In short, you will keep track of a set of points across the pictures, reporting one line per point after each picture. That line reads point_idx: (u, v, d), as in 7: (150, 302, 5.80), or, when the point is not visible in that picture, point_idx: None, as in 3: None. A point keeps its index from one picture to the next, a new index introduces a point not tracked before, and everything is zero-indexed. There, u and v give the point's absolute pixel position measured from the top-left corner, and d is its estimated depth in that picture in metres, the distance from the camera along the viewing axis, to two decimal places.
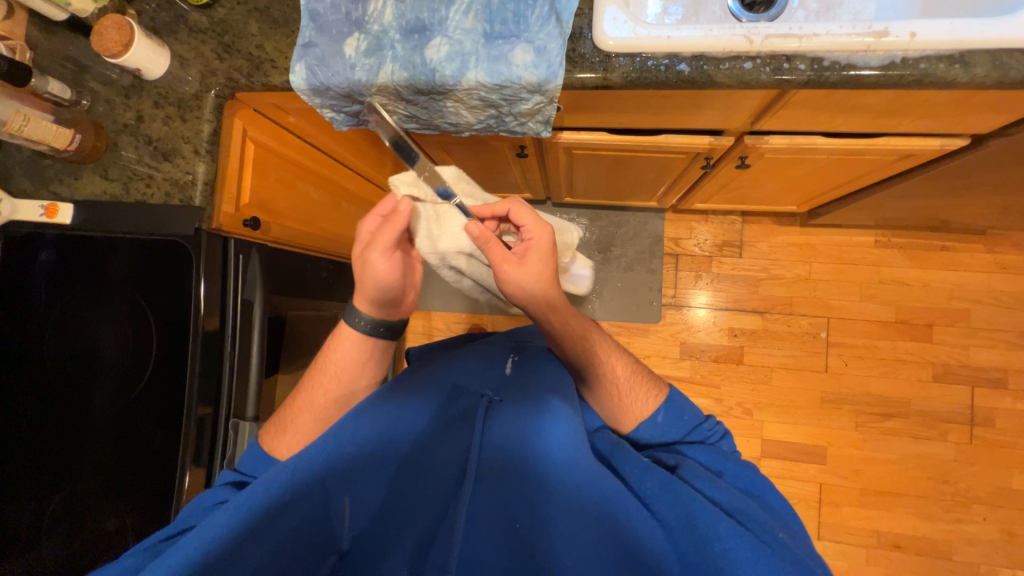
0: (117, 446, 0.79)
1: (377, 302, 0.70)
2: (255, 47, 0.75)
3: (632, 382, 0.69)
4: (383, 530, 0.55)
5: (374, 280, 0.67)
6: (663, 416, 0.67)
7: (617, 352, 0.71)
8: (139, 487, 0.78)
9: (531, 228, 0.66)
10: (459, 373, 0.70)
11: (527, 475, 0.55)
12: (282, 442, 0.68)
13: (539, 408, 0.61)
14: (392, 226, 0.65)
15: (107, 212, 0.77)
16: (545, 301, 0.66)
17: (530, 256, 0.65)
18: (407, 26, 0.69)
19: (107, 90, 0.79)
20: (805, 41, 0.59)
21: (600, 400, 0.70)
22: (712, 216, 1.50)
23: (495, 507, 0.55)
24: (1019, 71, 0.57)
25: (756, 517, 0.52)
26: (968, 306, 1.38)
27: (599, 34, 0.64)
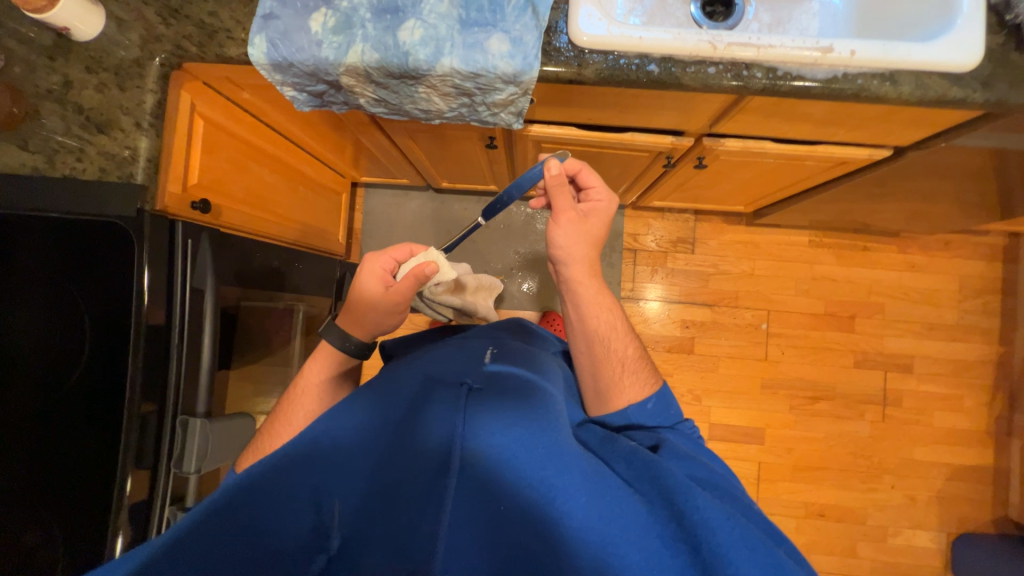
0: (42, 449, 0.71)
1: (369, 330, 0.69)
2: (207, 14, 0.69)
3: (632, 367, 0.71)
4: (367, 521, 0.54)
5: (378, 320, 0.67)
6: (652, 403, 0.68)
7: (630, 337, 0.73)
8: (66, 494, 0.70)
9: (602, 191, 0.72)
10: (440, 362, 0.69)
11: (511, 454, 0.54)
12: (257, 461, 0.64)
13: (520, 396, 0.61)
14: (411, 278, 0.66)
15: (28, 188, 0.68)
16: (581, 262, 0.70)
17: (593, 218, 0.71)
18: (378, 5, 0.67)
19: (24, 48, 0.69)
20: (762, 51, 0.63)
21: (596, 377, 0.70)
22: (668, 213, 1.58)
23: (484, 492, 0.53)
24: (936, 91, 0.64)
25: (726, 490, 0.56)
26: (884, 301, 1.55)
27: (574, 29, 0.65)
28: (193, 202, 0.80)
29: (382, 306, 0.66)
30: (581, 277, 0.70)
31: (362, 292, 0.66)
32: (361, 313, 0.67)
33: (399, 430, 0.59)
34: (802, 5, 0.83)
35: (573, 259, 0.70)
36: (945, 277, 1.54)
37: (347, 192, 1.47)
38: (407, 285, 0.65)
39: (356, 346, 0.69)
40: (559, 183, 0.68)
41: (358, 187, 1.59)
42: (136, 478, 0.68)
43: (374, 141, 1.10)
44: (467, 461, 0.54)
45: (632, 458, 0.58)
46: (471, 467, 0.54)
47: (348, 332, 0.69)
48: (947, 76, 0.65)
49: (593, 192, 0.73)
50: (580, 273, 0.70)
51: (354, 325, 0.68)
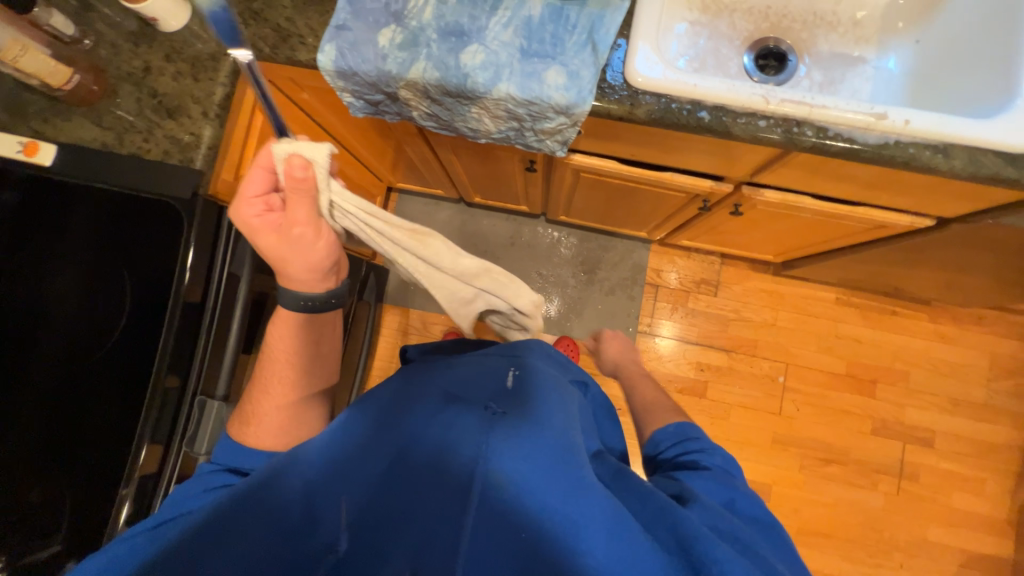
0: (61, 414, 0.72)
1: (319, 271, 0.67)
2: (285, 20, 0.73)
3: (658, 409, 0.82)
4: (385, 531, 0.56)
5: (307, 257, 0.64)
6: (672, 424, 0.76)
7: (649, 381, 0.87)
8: (79, 460, 0.71)
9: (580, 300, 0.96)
10: (463, 379, 0.69)
11: (532, 486, 0.55)
12: (251, 433, 0.68)
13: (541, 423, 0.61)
14: (302, 195, 0.60)
15: (95, 160, 0.73)
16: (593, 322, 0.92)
17: None
18: (445, 28, 0.70)
19: (113, 34, 0.75)
20: (815, 110, 0.64)
21: (632, 418, 0.83)
22: (694, 253, 1.57)
23: (501, 519, 0.54)
24: (989, 169, 0.64)
25: (748, 545, 0.53)
26: (909, 369, 1.50)
27: (630, 69, 0.67)
28: None
29: (293, 243, 0.63)
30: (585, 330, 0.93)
31: (260, 244, 0.64)
32: (286, 266, 0.66)
33: (422, 443, 0.60)
34: (856, 68, 0.84)
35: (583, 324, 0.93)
36: (976, 353, 1.49)
37: (381, 195, 1.51)
38: (297, 208, 0.61)
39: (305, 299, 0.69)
40: None
41: (393, 192, 1.62)
42: (149, 452, 0.69)
43: (417, 151, 1.13)
44: (489, 486, 0.55)
45: (653, 500, 0.56)
46: (493, 493, 0.55)
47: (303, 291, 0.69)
48: (1001, 156, 0.64)
49: None
50: None
51: (294, 279, 0.67)
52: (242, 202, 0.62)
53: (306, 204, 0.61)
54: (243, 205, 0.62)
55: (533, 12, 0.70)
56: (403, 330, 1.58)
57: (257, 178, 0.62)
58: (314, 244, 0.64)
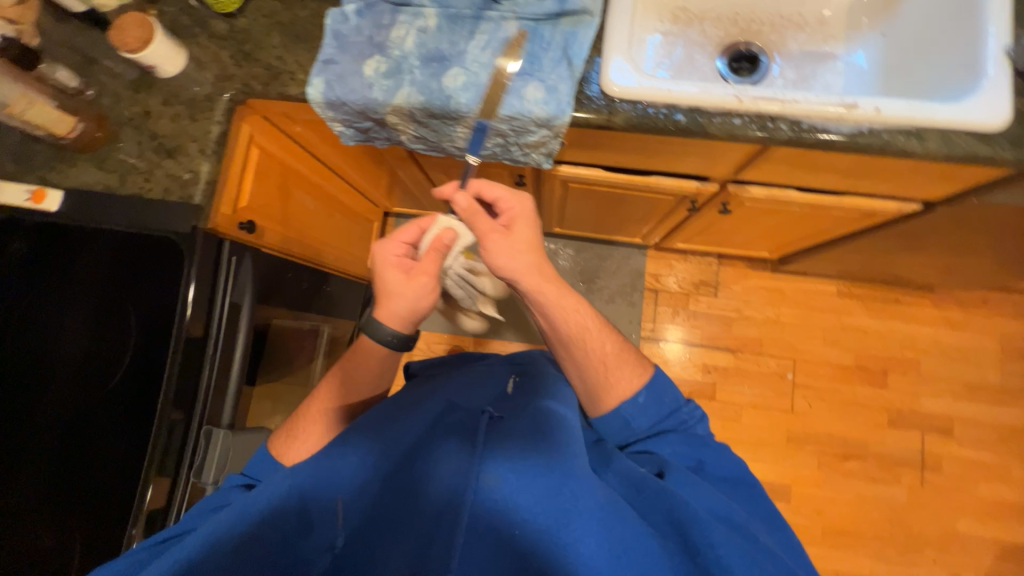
0: (66, 456, 0.71)
1: (412, 320, 0.68)
2: (275, 59, 0.77)
3: (619, 360, 0.71)
4: (383, 535, 0.55)
5: (414, 304, 0.67)
6: (643, 395, 0.69)
7: (607, 330, 0.72)
8: (84, 499, 0.71)
9: (509, 198, 0.71)
10: (461, 390, 0.71)
11: (526, 480, 0.55)
12: (293, 448, 0.69)
13: (537, 421, 0.62)
14: (436, 253, 0.67)
15: (99, 203, 0.76)
16: (529, 273, 0.68)
17: (516, 227, 0.70)
18: (426, 55, 0.74)
19: (114, 83, 0.79)
20: (787, 105, 0.66)
21: (583, 378, 0.71)
22: (691, 256, 1.58)
23: (498, 517, 0.54)
24: (963, 148, 0.65)
25: (737, 520, 0.55)
26: (919, 358, 1.48)
27: (605, 80, 0.70)
28: (240, 222, 0.85)
29: (404, 288, 0.66)
30: (534, 286, 0.69)
31: (383, 283, 0.67)
32: (389, 303, 0.67)
33: (420, 451, 0.62)
34: (827, 64, 0.87)
35: (521, 275, 0.69)
36: (986, 337, 1.48)
37: (378, 220, 1.54)
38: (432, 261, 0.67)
39: (402, 340, 0.68)
40: (469, 211, 0.68)
41: (390, 217, 1.66)
42: (157, 485, 0.69)
43: (410, 175, 1.17)
44: (484, 484, 0.55)
45: (643, 484, 0.59)
46: (488, 490, 0.55)
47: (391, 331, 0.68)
48: (974, 135, 0.66)
49: (502, 202, 0.72)
50: (532, 281, 0.68)
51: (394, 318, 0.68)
52: (387, 243, 0.69)
53: (439, 260, 0.67)
54: (384, 244, 0.69)
55: (509, 33, 0.73)
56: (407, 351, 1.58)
57: (410, 230, 0.72)
58: (431, 291, 0.67)
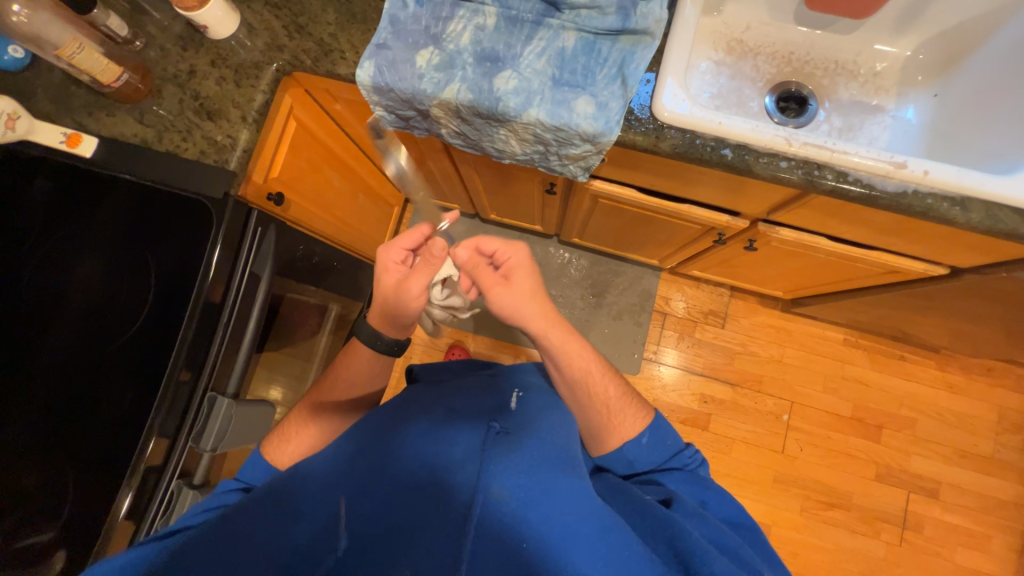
0: (68, 405, 0.70)
1: (397, 327, 0.75)
2: (328, 35, 0.76)
3: (622, 405, 0.73)
4: (386, 541, 0.55)
5: (396, 312, 0.71)
6: (647, 438, 0.71)
7: (609, 375, 0.73)
8: (81, 451, 0.69)
9: (507, 249, 0.71)
10: (466, 400, 0.71)
11: (533, 496, 0.56)
12: (284, 451, 0.72)
13: (542, 442, 0.63)
14: (426, 269, 0.66)
15: (135, 156, 0.75)
16: (535, 319, 0.70)
17: (517, 276, 0.70)
18: (481, 53, 0.73)
19: (163, 37, 0.78)
20: (836, 155, 0.66)
21: (590, 419, 0.73)
22: (704, 284, 1.58)
23: (506, 531, 0.54)
24: (1005, 224, 0.65)
25: (735, 553, 0.57)
26: (916, 417, 1.48)
27: (657, 103, 0.69)
28: (269, 193, 0.85)
29: (393, 299, 0.69)
30: (540, 333, 0.70)
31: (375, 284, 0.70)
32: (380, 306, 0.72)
33: (424, 457, 0.61)
34: (876, 117, 0.87)
35: (526, 320, 0.70)
36: (984, 405, 1.48)
37: (399, 205, 1.53)
38: (422, 274, 0.66)
39: (387, 343, 0.76)
40: (472, 263, 0.72)
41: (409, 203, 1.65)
42: (156, 445, 0.69)
43: (439, 166, 1.16)
44: (492, 496, 0.55)
45: (648, 514, 0.60)
46: (498, 502, 0.55)
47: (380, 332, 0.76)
48: (1018, 212, 0.65)
49: (502, 254, 0.72)
50: (539, 327, 0.70)
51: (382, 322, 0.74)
52: (388, 248, 0.69)
53: (425, 277, 0.66)
54: (385, 249, 0.70)
55: (566, 43, 0.72)
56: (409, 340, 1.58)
57: (411, 236, 0.70)
58: (411, 303, 0.68)
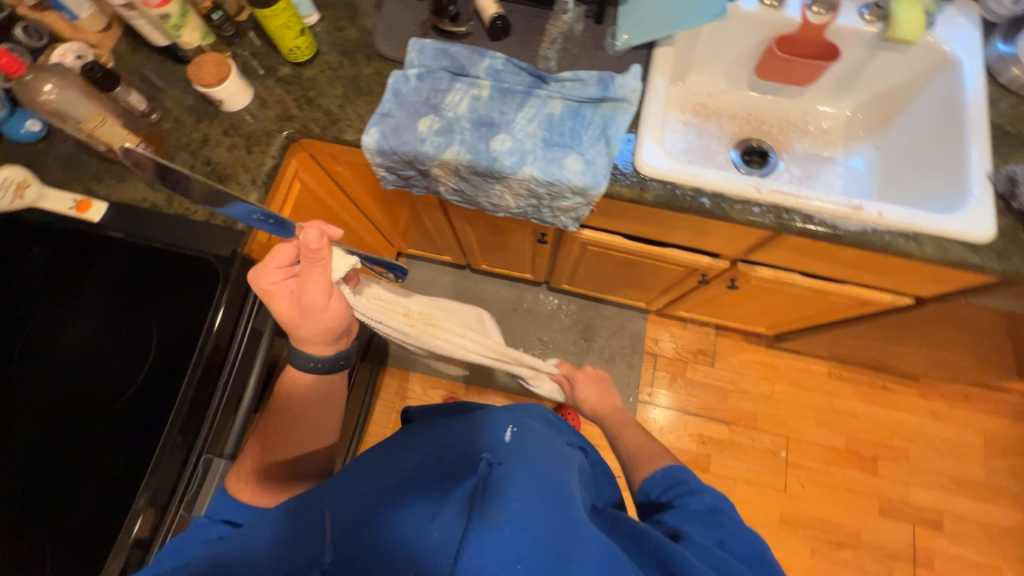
0: (62, 475, 0.67)
1: (330, 339, 0.70)
2: (336, 107, 0.83)
3: (648, 454, 0.79)
4: (370, 572, 0.50)
5: (314, 324, 0.67)
6: (659, 472, 0.73)
7: (640, 434, 0.86)
8: (70, 529, 0.65)
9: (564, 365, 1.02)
10: (459, 436, 0.67)
11: (527, 519, 0.49)
12: (246, 488, 0.68)
13: (536, 466, 0.58)
14: (316, 268, 0.63)
15: (143, 220, 0.77)
16: (586, 401, 0.98)
17: (576, 378, 1.00)
18: (477, 120, 0.80)
19: (179, 110, 0.84)
20: (801, 200, 0.73)
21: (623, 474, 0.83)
22: (690, 324, 1.63)
23: (496, 558, 0.45)
24: (955, 255, 0.72)
25: None
26: (908, 446, 1.51)
27: (639, 158, 0.77)
28: (273, 251, 0.88)
29: (305, 313, 0.65)
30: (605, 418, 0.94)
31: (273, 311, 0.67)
32: (298, 330, 0.68)
33: (409, 492, 0.57)
34: (829, 166, 0.98)
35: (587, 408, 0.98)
36: (969, 431, 1.52)
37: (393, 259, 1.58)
38: (313, 275, 0.64)
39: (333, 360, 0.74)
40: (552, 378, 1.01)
41: (401, 257, 1.69)
42: (144, 518, 0.65)
43: (434, 221, 1.21)
44: (485, 519, 0.48)
45: (646, 542, 0.55)
46: (486, 522, 0.47)
47: (320, 355, 0.72)
48: (964, 244, 0.73)
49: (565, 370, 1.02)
50: (587, 409, 0.98)
51: (309, 342, 0.70)
52: (263, 273, 0.65)
53: (320, 277, 0.64)
54: (260, 276, 0.65)
55: (554, 109, 0.81)
56: (401, 393, 1.56)
57: (283, 251, 0.65)
58: (318, 309, 0.65)
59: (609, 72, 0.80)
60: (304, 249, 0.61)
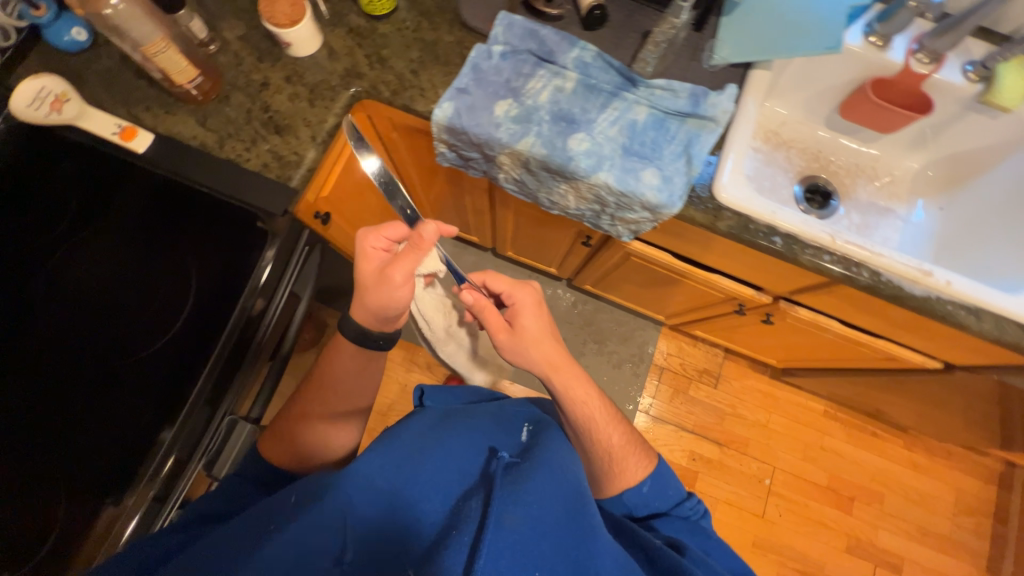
0: (65, 417, 0.61)
1: (386, 320, 0.68)
2: (409, 72, 0.78)
3: (626, 451, 0.75)
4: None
5: (385, 304, 0.65)
6: (647, 486, 0.73)
7: (615, 422, 0.75)
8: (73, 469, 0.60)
9: (514, 289, 0.75)
10: (475, 426, 0.64)
11: (547, 529, 0.51)
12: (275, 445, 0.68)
13: (558, 469, 0.57)
14: (413, 253, 0.63)
15: (191, 159, 0.72)
16: (539, 355, 0.73)
17: (522, 315, 0.74)
18: (557, 113, 0.76)
19: (240, 45, 0.77)
20: (874, 256, 0.72)
21: (592, 466, 0.75)
22: (701, 343, 1.64)
23: (515, 561, 0.47)
24: (1011, 335, 0.73)
25: None
26: (884, 492, 1.57)
27: (719, 184, 0.74)
28: (317, 212, 0.84)
29: (381, 292, 0.64)
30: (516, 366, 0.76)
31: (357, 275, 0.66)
32: (364, 300, 0.66)
33: (428, 481, 0.53)
34: (889, 218, 0.96)
35: (539, 365, 0.73)
36: (943, 486, 1.58)
37: None
38: (409, 261, 0.63)
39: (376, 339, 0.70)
40: (477, 308, 0.73)
41: None
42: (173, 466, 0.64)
43: (475, 203, 1.17)
44: (504, 523, 0.48)
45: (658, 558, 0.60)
46: (508, 524, 0.49)
47: (362, 324, 0.69)
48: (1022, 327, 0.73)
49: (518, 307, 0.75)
50: (556, 373, 0.73)
51: (363, 311, 0.68)
52: (369, 235, 0.67)
53: (412, 266, 0.63)
54: (366, 236, 0.67)
55: (638, 116, 0.77)
56: (406, 366, 1.54)
57: (396, 226, 0.68)
58: (396, 293, 0.64)
59: (703, 87, 0.76)
60: (418, 237, 0.62)
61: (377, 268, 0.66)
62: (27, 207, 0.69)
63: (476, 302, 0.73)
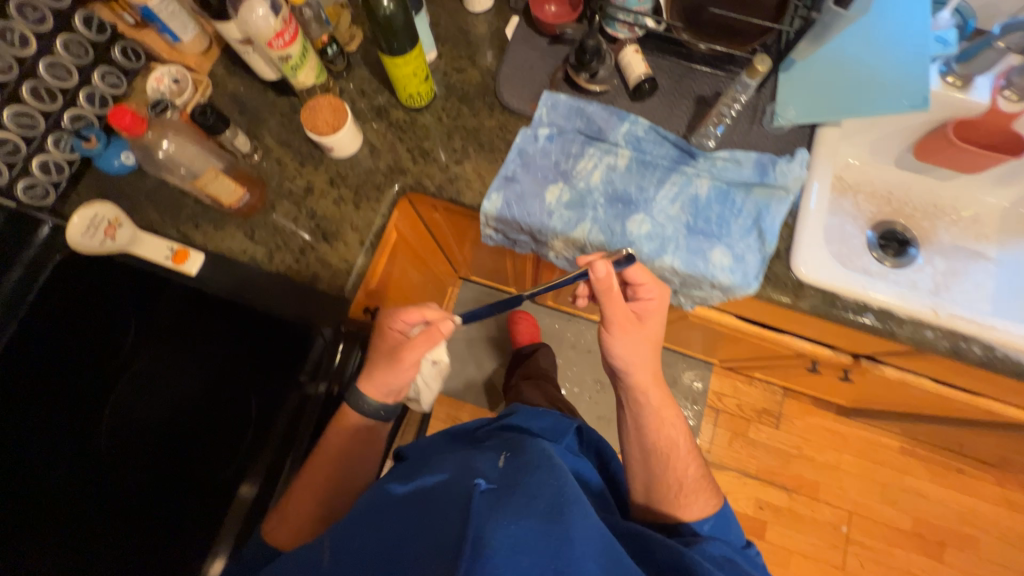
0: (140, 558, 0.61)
1: (390, 392, 0.70)
2: (454, 163, 0.75)
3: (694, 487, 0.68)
4: None
5: (393, 381, 0.69)
6: (711, 526, 0.65)
7: (693, 458, 0.71)
8: None
9: (652, 286, 0.68)
10: (456, 461, 0.49)
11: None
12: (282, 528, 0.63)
13: (548, 489, 0.39)
14: (427, 342, 0.67)
15: (243, 276, 0.71)
16: (643, 368, 0.69)
17: (645, 320, 0.69)
18: (612, 194, 0.72)
19: (282, 150, 0.76)
20: (986, 329, 0.64)
21: (648, 487, 0.69)
22: (757, 380, 1.55)
23: None
24: None
25: None
26: (977, 535, 1.43)
27: (798, 260, 0.68)
28: (363, 307, 0.82)
29: (393, 372, 0.68)
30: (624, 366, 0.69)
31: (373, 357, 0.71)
32: (372, 372, 0.70)
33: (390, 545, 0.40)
34: (981, 263, 0.86)
35: (635, 368, 0.69)
36: None
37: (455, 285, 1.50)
38: (421, 347, 0.67)
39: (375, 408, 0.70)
40: (605, 285, 0.62)
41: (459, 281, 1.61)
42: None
43: (517, 266, 1.14)
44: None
45: None
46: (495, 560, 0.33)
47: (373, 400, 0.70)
48: None
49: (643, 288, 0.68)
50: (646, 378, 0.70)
51: (371, 383, 0.69)
52: (392, 317, 0.71)
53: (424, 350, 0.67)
54: (388, 319, 0.71)
55: (699, 190, 0.71)
56: None
57: (414, 313, 0.71)
58: (405, 374, 0.68)
59: (769, 154, 0.70)
60: (437, 330, 0.67)
61: (390, 354, 0.69)
62: (59, 328, 0.65)
63: (607, 277, 0.62)
